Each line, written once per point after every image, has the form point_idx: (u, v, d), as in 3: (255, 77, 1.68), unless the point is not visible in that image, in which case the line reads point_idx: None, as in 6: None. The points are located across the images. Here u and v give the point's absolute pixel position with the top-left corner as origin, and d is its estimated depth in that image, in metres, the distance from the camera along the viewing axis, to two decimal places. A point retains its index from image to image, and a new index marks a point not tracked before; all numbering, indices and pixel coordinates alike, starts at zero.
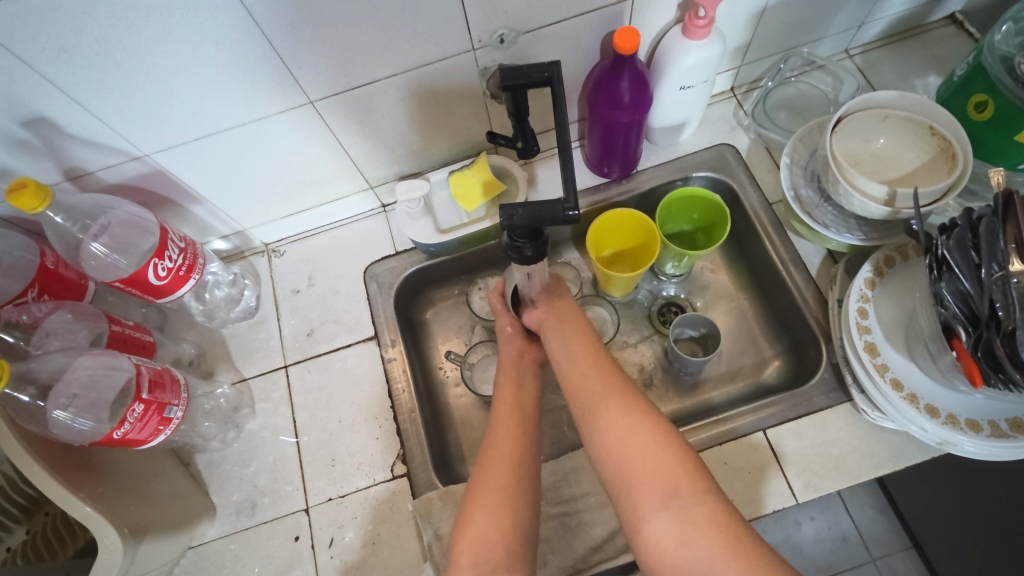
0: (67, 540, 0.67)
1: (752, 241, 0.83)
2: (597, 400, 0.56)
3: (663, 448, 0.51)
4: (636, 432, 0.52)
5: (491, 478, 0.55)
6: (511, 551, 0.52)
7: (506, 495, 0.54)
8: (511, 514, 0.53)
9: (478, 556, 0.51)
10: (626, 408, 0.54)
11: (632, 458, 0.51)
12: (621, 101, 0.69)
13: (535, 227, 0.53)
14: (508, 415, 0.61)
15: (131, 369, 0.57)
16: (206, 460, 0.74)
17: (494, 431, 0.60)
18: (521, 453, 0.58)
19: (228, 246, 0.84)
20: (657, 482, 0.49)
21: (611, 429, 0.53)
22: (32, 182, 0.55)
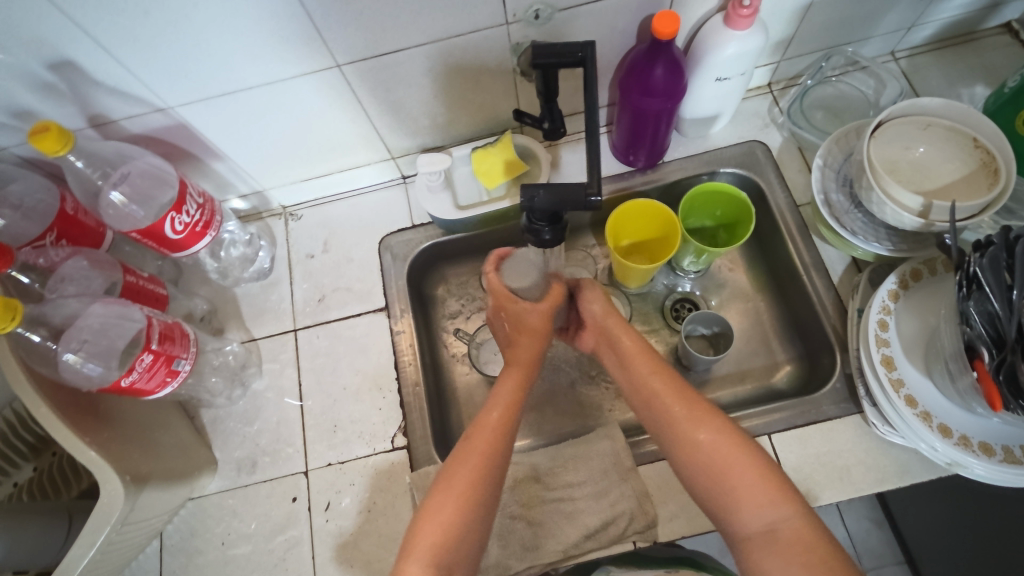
0: (71, 481, 0.68)
1: (774, 243, 0.81)
2: (671, 411, 0.55)
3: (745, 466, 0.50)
4: (715, 449, 0.52)
5: (462, 470, 0.52)
6: (465, 551, 0.50)
7: (471, 495, 0.51)
8: (473, 513, 0.51)
9: (437, 558, 0.48)
10: (703, 415, 0.54)
11: (715, 477, 0.51)
12: (653, 88, 0.67)
13: (556, 209, 0.52)
14: (498, 408, 0.56)
15: (141, 320, 0.56)
16: (211, 415, 0.75)
17: (478, 423, 0.55)
18: (497, 455, 0.54)
19: (246, 205, 0.84)
20: (743, 504, 0.49)
21: (686, 442, 0.53)
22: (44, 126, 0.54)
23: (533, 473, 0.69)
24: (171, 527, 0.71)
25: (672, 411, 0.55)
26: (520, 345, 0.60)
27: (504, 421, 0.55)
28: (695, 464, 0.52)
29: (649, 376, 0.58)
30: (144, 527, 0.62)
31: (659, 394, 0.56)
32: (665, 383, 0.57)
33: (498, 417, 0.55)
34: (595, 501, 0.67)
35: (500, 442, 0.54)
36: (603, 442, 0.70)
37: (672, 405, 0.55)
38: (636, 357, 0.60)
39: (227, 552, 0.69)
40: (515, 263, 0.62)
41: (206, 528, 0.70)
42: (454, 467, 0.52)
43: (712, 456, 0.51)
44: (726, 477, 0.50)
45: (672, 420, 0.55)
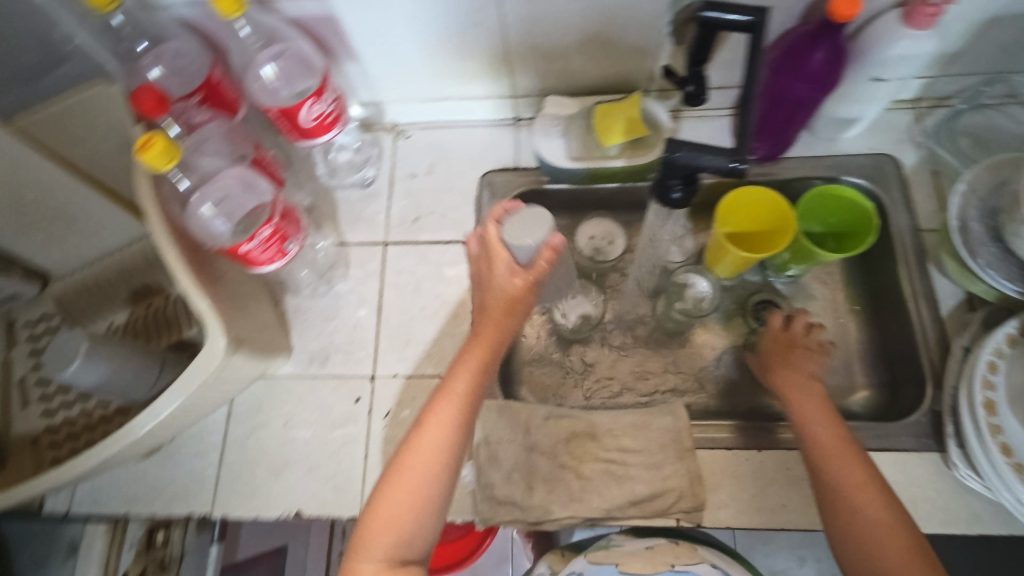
0: (163, 331, 0.74)
1: (883, 263, 0.77)
2: (809, 415, 0.62)
3: (902, 544, 0.52)
4: (874, 518, 0.54)
5: (412, 462, 0.53)
6: (415, 536, 0.52)
7: (417, 491, 0.52)
8: (425, 508, 0.52)
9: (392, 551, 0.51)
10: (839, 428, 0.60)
11: (871, 545, 0.53)
12: (807, 73, 0.64)
13: (694, 169, 0.51)
14: (443, 405, 0.54)
15: (267, 196, 0.59)
16: (293, 304, 0.78)
17: (426, 423, 0.54)
18: (444, 455, 0.53)
19: (362, 113, 0.85)
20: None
21: (846, 503, 0.55)
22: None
23: (591, 430, 0.70)
24: (241, 398, 0.75)
25: (838, 474, 0.57)
26: (489, 322, 0.57)
27: (454, 417, 0.54)
28: (853, 529, 0.54)
29: (820, 433, 0.60)
30: (226, 387, 0.67)
31: (830, 455, 0.58)
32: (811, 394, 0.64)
33: (442, 416, 0.54)
34: (647, 472, 0.67)
35: (446, 441, 0.53)
36: (666, 418, 0.69)
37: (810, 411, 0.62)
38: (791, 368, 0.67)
39: (287, 433, 0.73)
40: (522, 217, 0.52)
41: (272, 406, 0.74)
42: (402, 471, 0.53)
43: (871, 524, 0.53)
44: (878, 545, 0.52)
45: (835, 480, 0.57)
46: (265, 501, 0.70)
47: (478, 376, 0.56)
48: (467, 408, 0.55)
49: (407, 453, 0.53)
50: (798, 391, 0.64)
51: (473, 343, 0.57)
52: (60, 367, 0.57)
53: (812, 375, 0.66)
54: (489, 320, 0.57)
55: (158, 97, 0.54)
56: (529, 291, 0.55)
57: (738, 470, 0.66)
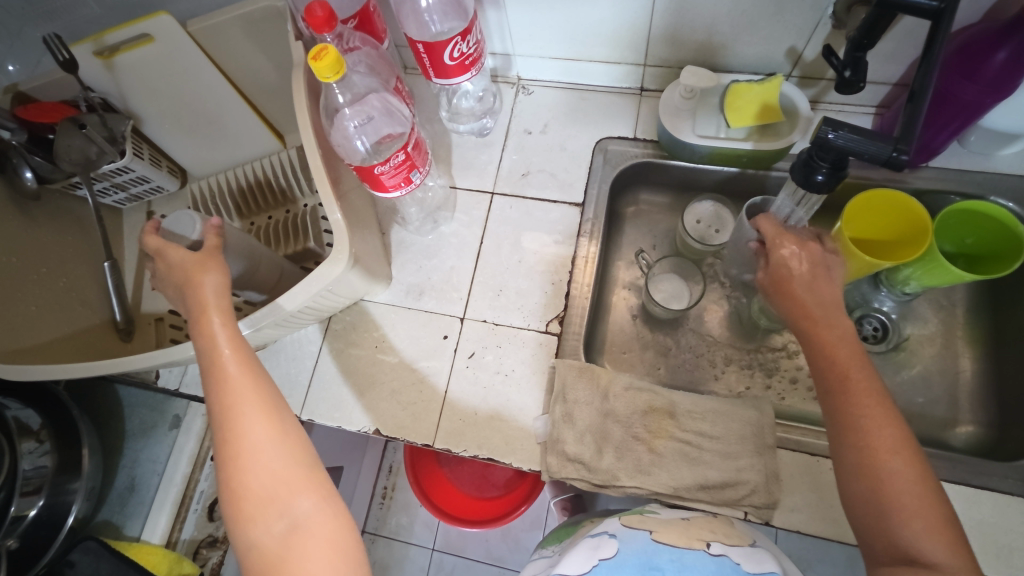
0: (281, 242, 0.80)
1: (1020, 297, 0.71)
2: (851, 407, 0.51)
3: (926, 500, 0.47)
4: (898, 467, 0.48)
5: (241, 433, 0.47)
6: (297, 487, 0.47)
7: (266, 453, 0.47)
8: (279, 459, 0.47)
9: (286, 513, 0.46)
10: (886, 426, 0.50)
11: (895, 496, 0.47)
12: (983, 75, 0.59)
13: (849, 152, 0.49)
14: (230, 386, 0.48)
15: (407, 125, 0.61)
16: (399, 237, 0.82)
17: (220, 403, 0.48)
18: (269, 431, 0.48)
19: (491, 64, 0.86)
20: (911, 533, 0.46)
21: (868, 447, 0.49)
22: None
23: (669, 409, 0.69)
24: (339, 315, 0.79)
25: (865, 417, 0.50)
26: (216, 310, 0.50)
27: (257, 402, 0.48)
28: (875, 478, 0.48)
29: (846, 370, 0.53)
30: (332, 302, 0.71)
31: (856, 396, 0.51)
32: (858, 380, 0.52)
33: (237, 380, 0.49)
34: (722, 460, 0.66)
35: (254, 407, 0.48)
36: (750, 411, 0.68)
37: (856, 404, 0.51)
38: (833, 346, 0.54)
39: (376, 355, 0.77)
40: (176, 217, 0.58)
41: (366, 328, 0.78)
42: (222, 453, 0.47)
43: (896, 478, 0.48)
44: (904, 497, 0.47)
45: (855, 417, 0.51)
46: (348, 413, 0.75)
47: (226, 335, 0.50)
48: (248, 364, 0.50)
49: (232, 442, 0.47)
50: (834, 342, 0.54)
51: (196, 315, 0.50)
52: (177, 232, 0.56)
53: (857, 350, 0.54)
54: (195, 288, 0.51)
55: (329, 13, 0.56)
56: (224, 286, 0.52)
57: (818, 477, 0.64)
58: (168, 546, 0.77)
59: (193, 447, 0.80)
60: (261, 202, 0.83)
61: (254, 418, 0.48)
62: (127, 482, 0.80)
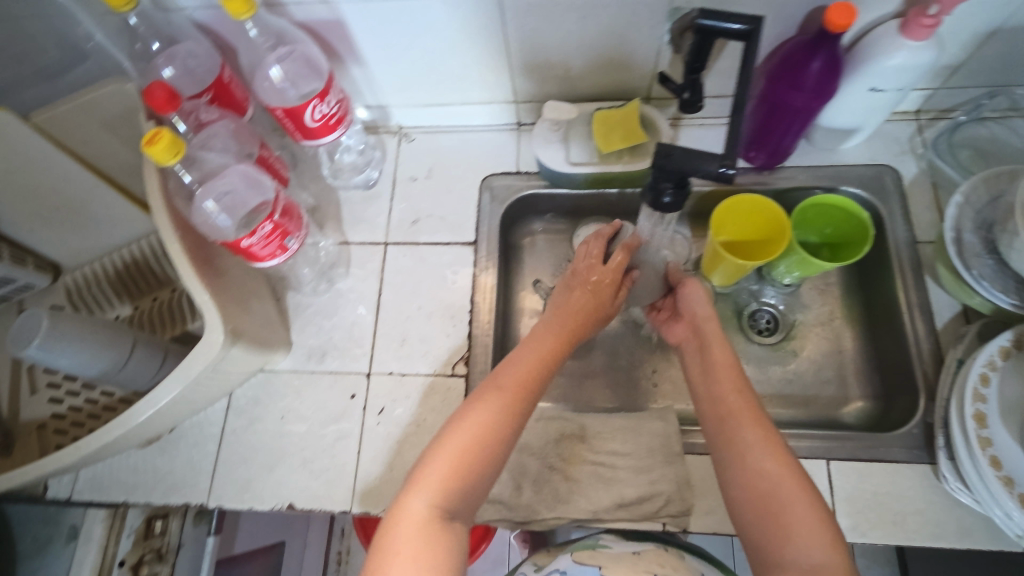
0: (167, 324, 0.76)
1: (881, 274, 0.77)
2: (734, 429, 0.56)
3: (809, 510, 0.50)
4: (775, 479, 0.52)
5: (483, 416, 0.53)
6: (468, 496, 0.51)
7: (489, 441, 0.53)
8: (484, 461, 0.52)
9: (441, 500, 0.50)
10: (770, 444, 0.54)
11: (776, 506, 0.51)
12: (804, 83, 0.65)
13: (685, 173, 0.51)
14: (515, 374, 0.57)
15: (269, 192, 0.60)
16: (294, 301, 0.80)
17: (505, 376, 0.57)
18: (499, 438, 0.53)
19: (368, 116, 0.87)
20: (788, 539, 0.49)
21: (747, 463, 0.54)
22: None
23: (581, 433, 0.70)
24: (239, 391, 0.76)
25: (745, 437, 0.55)
26: (577, 293, 0.65)
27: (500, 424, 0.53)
28: (756, 492, 0.52)
29: (730, 396, 0.58)
30: (224, 381, 0.68)
31: (737, 419, 0.56)
32: (741, 410, 0.57)
33: (533, 369, 0.58)
34: (636, 475, 0.67)
35: (510, 409, 0.54)
36: (656, 422, 0.70)
37: (740, 430, 0.55)
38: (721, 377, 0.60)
39: (283, 426, 0.74)
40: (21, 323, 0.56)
41: (270, 400, 0.76)
42: (457, 420, 0.54)
43: (781, 491, 0.51)
44: (783, 506, 0.51)
45: (741, 440, 0.55)
46: (259, 493, 0.71)
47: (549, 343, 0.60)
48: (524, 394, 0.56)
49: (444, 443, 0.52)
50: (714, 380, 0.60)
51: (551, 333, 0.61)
52: (21, 346, 0.56)
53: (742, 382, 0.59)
54: (560, 313, 0.63)
55: (168, 93, 0.55)
56: (586, 306, 0.64)
57: None
58: None
59: (95, 559, 0.73)
60: (147, 281, 0.79)
61: (483, 406, 0.54)
62: None
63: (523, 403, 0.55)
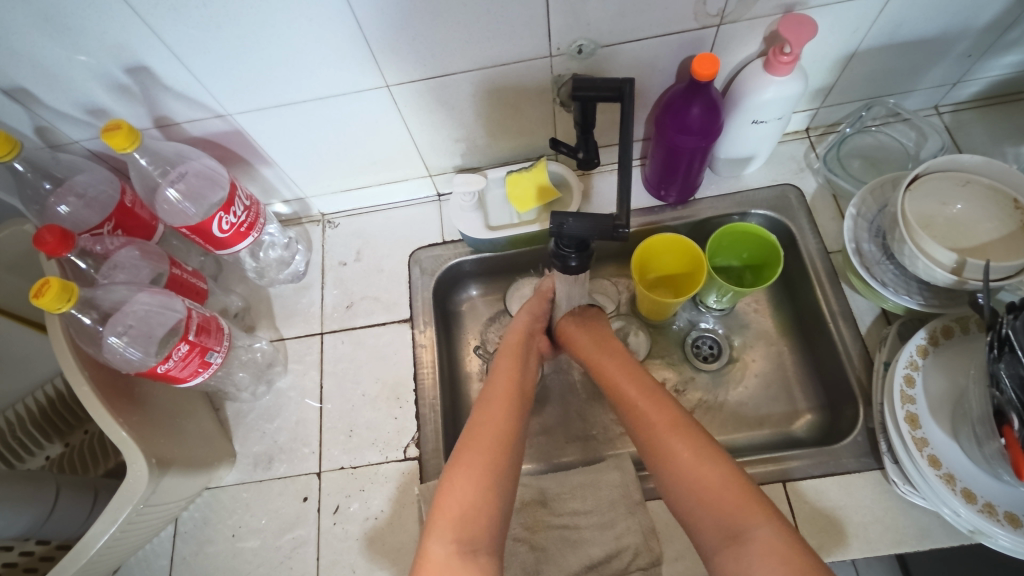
0: (100, 459, 0.73)
1: (803, 288, 0.80)
2: (657, 432, 0.59)
3: (732, 482, 0.54)
4: (708, 472, 0.55)
5: (478, 459, 0.55)
6: (489, 526, 0.52)
7: (490, 474, 0.55)
8: (495, 492, 0.54)
9: (460, 532, 0.51)
10: (687, 436, 0.58)
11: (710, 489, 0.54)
12: (689, 127, 0.68)
13: (583, 237, 0.54)
14: (494, 410, 0.60)
15: (182, 312, 0.60)
16: (234, 408, 0.78)
17: (484, 421, 0.59)
18: (501, 462, 0.56)
19: (288, 210, 0.88)
20: (719, 511, 0.53)
21: (672, 461, 0.57)
22: (3, 132, 0.57)
23: (541, 497, 0.69)
24: (186, 514, 0.73)
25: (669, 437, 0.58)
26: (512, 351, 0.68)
27: (494, 443, 0.57)
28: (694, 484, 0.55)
29: (647, 405, 0.61)
30: (164, 510, 0.65)
31: (657, 424, 0.60)
32: (655, 411, 0.61)
33: (505, 408, 0.61)
34: (601, 532, 0.66)
35: (504, 444, 0.57)
36: (613, 473, 0.69)
37: (662, 433, 0.59)
38: (622, 384, 0.64)
39: (236, 545, 0.71)
40: None
41: (219, 518, 0.72)
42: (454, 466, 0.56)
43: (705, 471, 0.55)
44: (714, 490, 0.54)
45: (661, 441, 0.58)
46: None
47: (507, 362, 0.67)
48: (511, 407, 0.61)
49: (454, 477, 0.55)
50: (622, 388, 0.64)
51: (506, 350, 0.69)
52: None
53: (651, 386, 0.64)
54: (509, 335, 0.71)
55: (59, 235, 0.55)
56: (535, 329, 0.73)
57: None
58: None
59: None
60: (74, 417, 0.77)
61: (484, 435, 0.58)
62: None
63: (509, 431, 0.59)
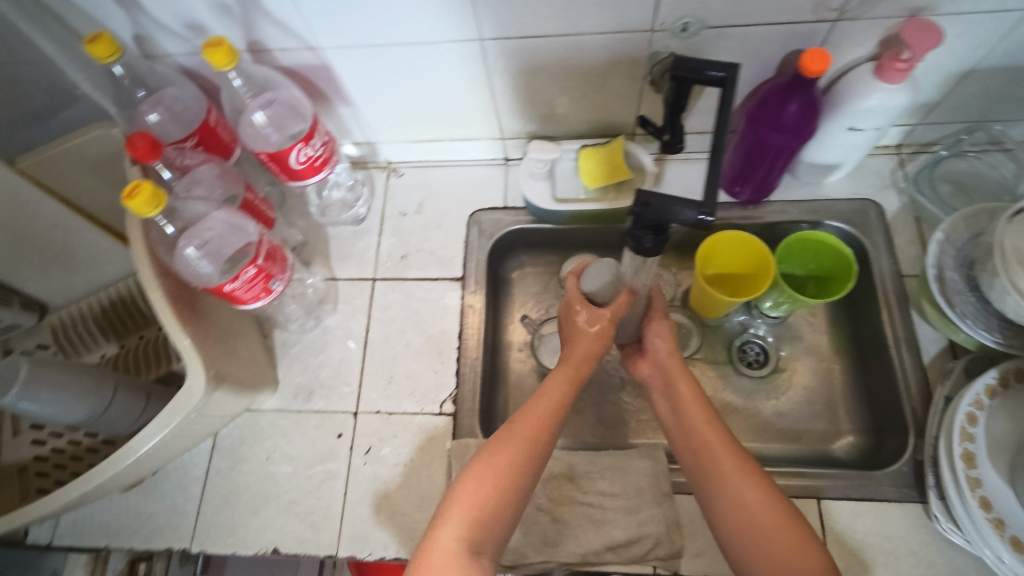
0: (152, 365, 0.76)
1: (867, 308, 0.78)
2: (712, 459, 0.58)
3: (784, 519, 0.53)
4: (762, 508, 0.54)
5: (500, 462, 0.53)
6: (496, 528, 0.51)
7: (508, 476, 0.53)
8: (507, 496, 0.52)
9: (467, 532, 0.50)
10: (746, 471, 0.56)
11: (760, 529, 0.53)
12: (782, 124, 0.66)
13: (662, 220, 0.52)
14: (531, 417, 0.56)
15: (254, 235, 0.61)
16: (282, 338, 0.80)
17: (521, 418, 0.56)
18: (523, 467, 0.53)
19: (357, 152, 0.88)
20: (768, 552, 0.52)
21: (728, 491, 0.56)
22: (108, 35, 0.58)
23: (569, 472, 0.69)
24: (225, 431, 0.76)
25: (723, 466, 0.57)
26: (579, 343, 0.61)
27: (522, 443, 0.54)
28: (741, 519, 0.55)
29: (703, 427, 0.60)
30: (208, 423, 0.68)
31: (715, 453, 0.58)
32: (713, 435, 0.59)
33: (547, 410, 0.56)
34: (625, 516, 0.66)
35: (531, 445, 0.54)
36: (644, 461, 0.69)
37: (718, 462, 0.57)
38: (686, 404, 0.63)
39: (268, 467, 0.73)
40: None
41: (256, 440, 0.75)
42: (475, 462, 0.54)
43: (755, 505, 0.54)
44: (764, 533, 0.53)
45: (714, 466, 0.58)
46: (244, 537, 0.70)
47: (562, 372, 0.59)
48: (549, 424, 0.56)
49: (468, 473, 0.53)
50: (680, 411, 0.63)
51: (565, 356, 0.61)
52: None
53: (712, 410, 0.62)
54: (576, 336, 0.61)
55: (150, 143, 0.56)
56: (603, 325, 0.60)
57: None
58: None
59: None
60: (133, 322, 0.79)
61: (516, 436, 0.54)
62: None
63: (543, 436, 0.55)
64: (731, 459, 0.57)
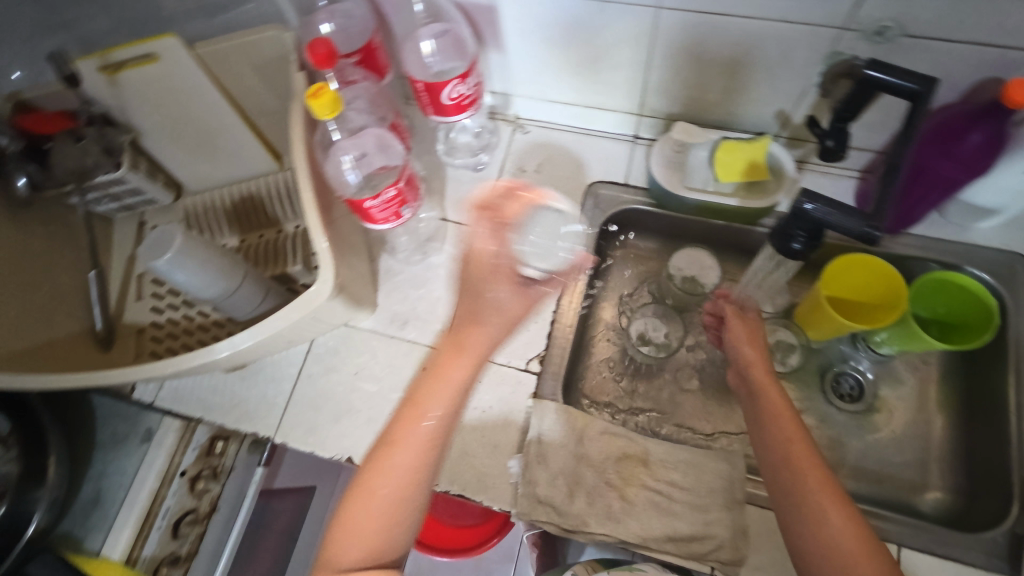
0: (268, 262, 0.81)
1: (990, 367, 0.73)
2: (798, 477, 0.56)
3: (869, 557, 0.50)
4: (846, 538, 0.51)
5: (375, 490, 0.60)
6: (409, 506, 0.62)
7: (390, 517, 0.60)
8: (412, 489, 0.61)
9: (369, 553, 0.59)
10: (834, 498, 0.54)
11: (835, 557, 0.51)
12: (958, 152, 0.62)
13: (821, 225, 0.52)
14: (410, 417, 0.64)
15: (401, 162, 0.64)
16: (387, 265, 0.83)
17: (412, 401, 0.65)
18: (403, 501, 0.61)
19: (490, 101, 0.89)
20: None
21: (809, 512, 0.54)
22: None
23: (643, 456, 0.69)
24: (321, 339, 0.79)
25: (807, 484, 0.55)
26: (472, 307, 0.70)
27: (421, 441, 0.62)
28: (819, 544, 0.52)
29: (792, 444, 0.58)
30: (314, 327, 0.71)
31: (801, 470, 0.56)
32: (804, 454, 0.57)
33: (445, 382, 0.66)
34: (692, 512, 0.66)
35: (429, 425, 0.63)
36: (722, 464, 0.68)
37: (805, 480, 0.55)
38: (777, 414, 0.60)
39: (355, 382, 0.77)
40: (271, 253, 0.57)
41: (347, 354, 0.78)
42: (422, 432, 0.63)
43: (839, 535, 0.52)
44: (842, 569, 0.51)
45: (799, 485, 0.55)
46: (323, 440, 0.74)
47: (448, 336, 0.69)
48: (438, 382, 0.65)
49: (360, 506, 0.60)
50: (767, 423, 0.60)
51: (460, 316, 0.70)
52: (151, 256, 0.59)
53: (802, 430, 0.59)
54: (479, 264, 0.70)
55: (330, 51, 0.58)
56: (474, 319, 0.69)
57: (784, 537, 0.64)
58: (128, 563, 0.76)
59: (163, 462, 0.79)
60: (253, 221, 0.84)
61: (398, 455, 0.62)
62: (93, 493, 0.79)
63: (426, 395, 0.64)
64: (819, 481, 0.55)
